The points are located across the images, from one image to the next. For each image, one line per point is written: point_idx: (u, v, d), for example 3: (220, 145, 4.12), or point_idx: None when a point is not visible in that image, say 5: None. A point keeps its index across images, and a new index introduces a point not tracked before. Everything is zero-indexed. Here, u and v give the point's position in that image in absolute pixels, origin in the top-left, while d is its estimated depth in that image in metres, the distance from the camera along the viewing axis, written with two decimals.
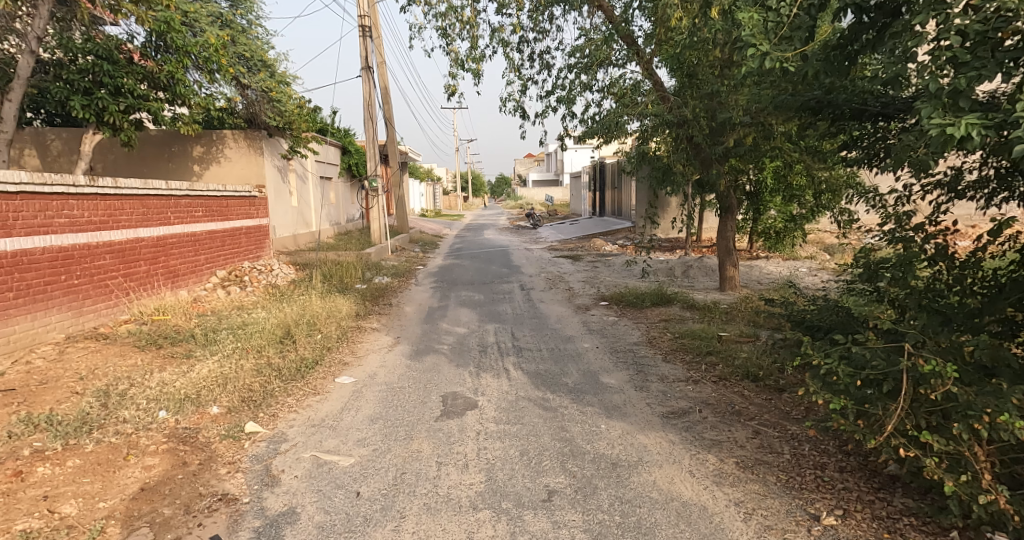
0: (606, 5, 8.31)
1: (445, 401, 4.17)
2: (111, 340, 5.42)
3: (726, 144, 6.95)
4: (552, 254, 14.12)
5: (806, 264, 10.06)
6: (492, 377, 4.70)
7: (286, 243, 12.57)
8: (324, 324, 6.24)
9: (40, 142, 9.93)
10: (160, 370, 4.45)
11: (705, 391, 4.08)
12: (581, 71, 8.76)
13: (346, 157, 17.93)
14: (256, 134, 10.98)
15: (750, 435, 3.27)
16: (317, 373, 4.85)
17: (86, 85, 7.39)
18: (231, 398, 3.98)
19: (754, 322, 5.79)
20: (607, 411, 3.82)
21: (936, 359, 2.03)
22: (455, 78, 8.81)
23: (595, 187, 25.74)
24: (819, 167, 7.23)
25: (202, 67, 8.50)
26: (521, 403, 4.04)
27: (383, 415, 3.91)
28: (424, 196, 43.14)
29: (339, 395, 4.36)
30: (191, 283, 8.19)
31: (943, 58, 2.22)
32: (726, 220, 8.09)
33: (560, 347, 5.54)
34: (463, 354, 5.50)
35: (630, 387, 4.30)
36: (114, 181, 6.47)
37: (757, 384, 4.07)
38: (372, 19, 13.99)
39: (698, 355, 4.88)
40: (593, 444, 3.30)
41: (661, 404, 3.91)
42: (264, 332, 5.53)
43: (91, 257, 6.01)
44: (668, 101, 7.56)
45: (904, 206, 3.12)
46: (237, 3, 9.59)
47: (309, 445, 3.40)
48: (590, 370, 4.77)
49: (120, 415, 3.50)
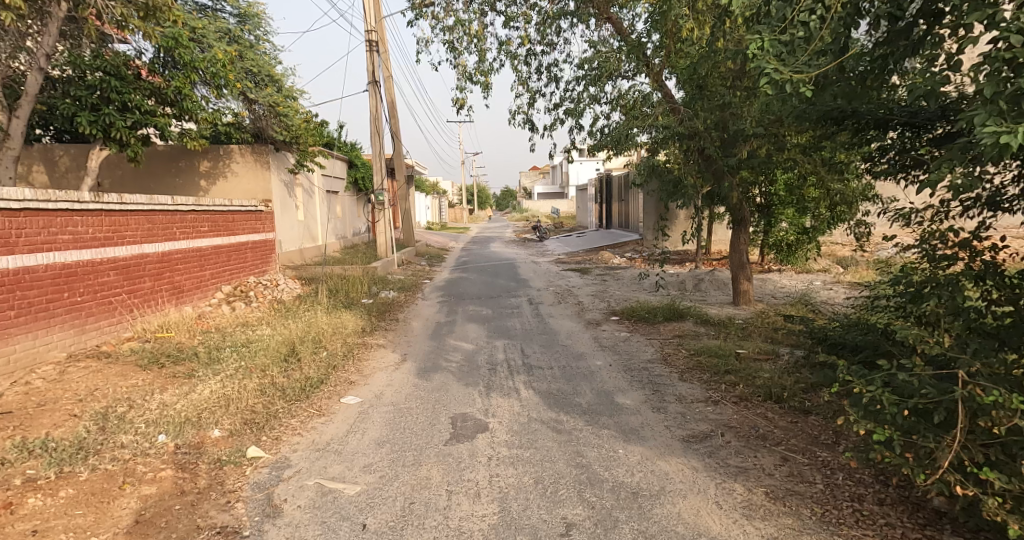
0: (615, 17, 8.27)
1: (455, 423, 4.01)
2: (113, 359, 5.31)
3: (739, 156, 6.82)
4: (560, 267, 14.02)
5: (820, 278, 9.88)
6: (502, 397, 4.54)
7: (293, 256, 12.51)
8: (330, 341, 6.12)
9: (48, 158, 9.95)
10: (160, 391, 4.31)
11: (726, 413, 3.91)
12: (590, 83, 8.70)
13: (352, 171, 17.92)
14: (263, 148, 11.01)
15: (778, 461, 3.10)
16: (322, 393, 4.71)
17: (93, 101, 7.32)
18: (233, 420, 3.84)
19: (772, 338, 5.63)
20: (624, 434, 3.66)
21: (996, 387, 1.87)
22: (462, 91, 8.78)
23: (601, 200, 25.76)
24: (834, 179, 7.11)
25: (210, 82, 8.48)
26: (534, 426, 3.87)
27: (389, 438, 3.75)
28: (430, 209, 43.33)
29: (345, 417, 4.21)
30: (197, 299, 8.11)
31: (998, 61, 2.06)
32: (740, 233, 7.94)
33: (572, 365, 5.37)
34: (472, 372, 5.35)
35: (647, 408, 4.13)
36: (119, 197, 6.43)
37: (781, 405, 3.90)
38: (379, 34, 14.07)
39: (716, 374, 4.72)
40: (611, 471, 3.13)
41: (680, 427, 3.74)
42: (269, 350, 5.40)
43: (94, 274, 5.92)
44: (678, 113, 7.48)
45: (943, 222, 2.95)
46: (245, 18, 9.55)
47: (312, 471, 3.25)
48: (604, 389, 4.59)
49: (117, 440, 3.36)
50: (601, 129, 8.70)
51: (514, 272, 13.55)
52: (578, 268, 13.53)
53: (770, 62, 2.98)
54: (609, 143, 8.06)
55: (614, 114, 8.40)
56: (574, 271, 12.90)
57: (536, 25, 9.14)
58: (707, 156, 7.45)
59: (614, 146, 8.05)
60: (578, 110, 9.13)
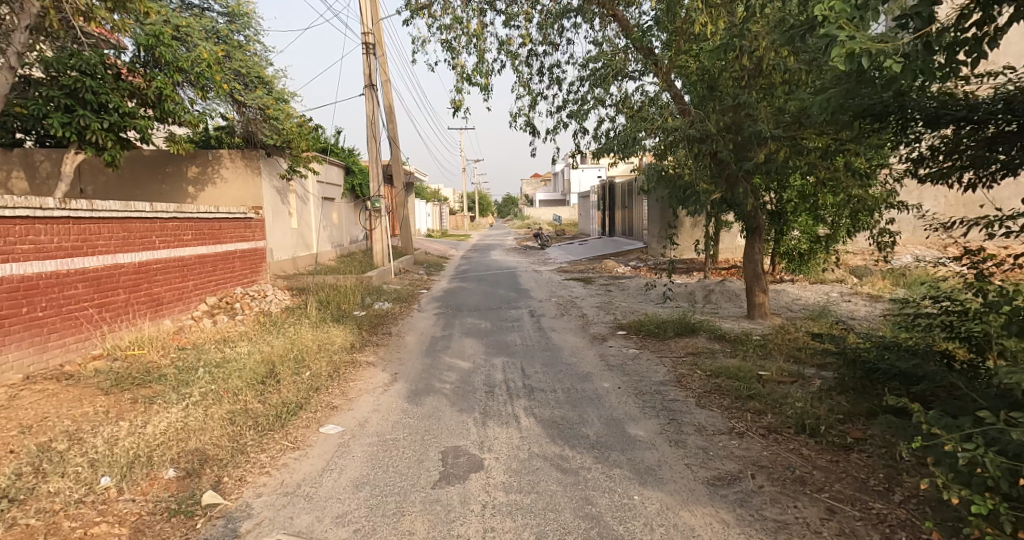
0: (620, 14, 7.85)
1: (445, 459, 3.53)
2: (74, 381, 4.84)
3: (755, 160, 6.39)
4: (563, 277, 13.56)
5: (836, 290, 9.42)
6: (500, 427, 4.06)
7: (285, 266, 12.07)
8: (314, 359, 5.66)
9: (28, 163, 9.54)
10: (117, 420, 3.85)
11: (754, 449, 3.43)
12: (594, 84, 8.28)
13: (349, 178, 17.53)
14: (253, 153, 10.62)
15: (824, 515, 2.62)
16: (299, 421, 4.24)
17: (68, 102, 6.88)
18: (192, 457, 3.37)
19: (795, 358, 5.16)
20: (639, 475, 3.18)
21: None
22: (460, 93, 8.36)
23: (604, 207, 25.35)
24: (856, 185, 6.68)
25: (195, 83, 8.05)
26: (535, 463, 3.40)
27: (370, 479, 3.27)
28: (430, 217, 42.97)
29: (322, 450, 3.74)
30: (178, 312, 7.67)
31: None
32: (754, 242, 7.48)
33: (577, 388, 4.90)
34: (468, 396, 4.87)
35: (663, 441, 3.65)
36: (90, 203, 5.99)
37: (816, 440, 3.42)
38: (375, 36, 13.69)
39: (738, 400, 4.25)
40: (626, 527, 2.64)
41: (703, 466, 3.26)
42: (245, 371, 4.94)
43: (60, 287, 5.47)
44: (689, 114, 7.05)
45: None
46: (234, 17, 9.15)
47: (276, 523, 2.77)
48: (614, 418, 4.11)
49: (50, 486, 2.89)
50: (606, 133, 8.31)
51: (514, 282, 13.09)
52: (581, 278, 13.07)
53: (841, 30, 3.03)
54: (615, 147, 7.63)
55: (620, 117, 7.98)
56: (577, 281, 12.44)
57: (537, 25, 8.75)
58: (720, 161, 7.01)
59: (619, 149, 7.62)
60: (583, 114, 8.73)
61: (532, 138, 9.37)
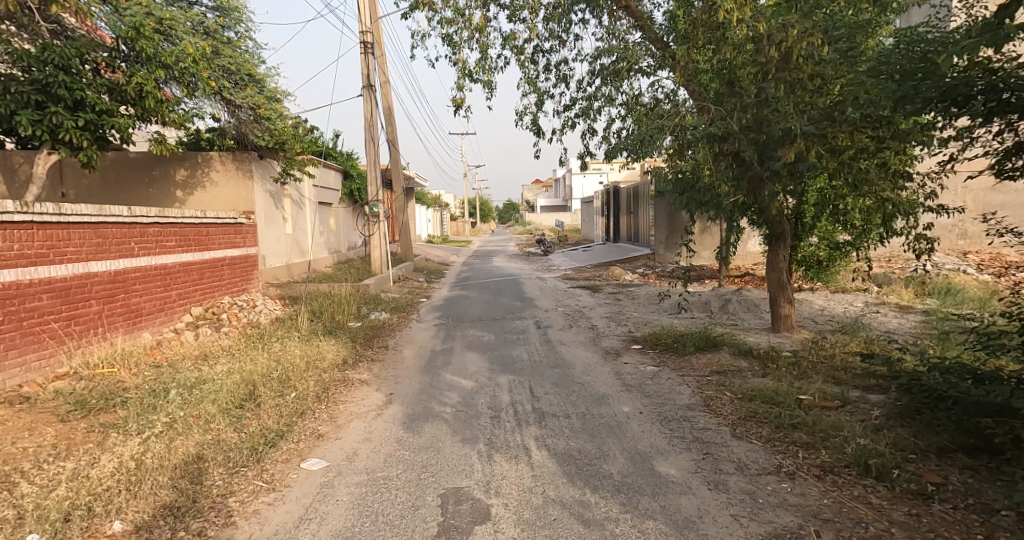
0: (634, 5, 7.32)
1: (446, 505, 3.00)
2: (28, 405, 4.31)
3: (783, 159, 5.90)
4: (568, 284, 13.07)
5: (861, 300, 8.89)
6: (509, 462, 3.53)
7: (279, 273, 11.57)
8: (302, 378, 5.14)
9: (6, 166, 9.05)
10: (64, 457, 3.32)
11: (811, 495, 2.89)
12: (605, 81, 7.81)
13: (348, 182, 17.08)
14: (245, 156, 10.18)
15: None
16: (278, 454, 3.71)
17: (39, 97, 6.35)
18: (144, 506, 2.84)
19: (835, 378, 4.65)
20: (677, 531, 2.64)
21: None
22: (462, 90, 7.87)
23: (608, 213, 24.91)
24: (890, 187, 6.18)
25: (179, 80, 7.58)
26: (552, 513, 2.86)
27: (356, 533, 2.74)
28: (431, 223, 42.55)
29: (301, 492, 3.20)
30: (159, 324, 7.16)
31: None
32: (777, 249, 6.93)
33: (593, 413, 4.37)
34: (471, 421, 4.34)
35: (700, 483, 3.11)
36: (58, 207, 5.49)
37: (886, 485, 2.88)
38: (374, 35, 13.26)
39: (780, 430, 3.72)
40: None
41: (754, 517, 2.72)
42: (222, 392, 4.42)
43: (20, 298, 4.95)
44: (708, 112, 6.56)
45: None
46: (224, 11, 8.68)
47: None
48: (639, 452, 3.58)
49: None
50: (617, 133, 7.82)
51: (518, 290, 12.59)
52: (588, 286, 12.57)
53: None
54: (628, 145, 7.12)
55: (632, 116, 7.49)
56: (584, 290, 11.93)
57: (543, 19, 8.28)
58: (742, 161, 6.51)
59: (632, 150, 7.11)
60: (591, 113, 8.24)
61: (537, 139, 8.89)
